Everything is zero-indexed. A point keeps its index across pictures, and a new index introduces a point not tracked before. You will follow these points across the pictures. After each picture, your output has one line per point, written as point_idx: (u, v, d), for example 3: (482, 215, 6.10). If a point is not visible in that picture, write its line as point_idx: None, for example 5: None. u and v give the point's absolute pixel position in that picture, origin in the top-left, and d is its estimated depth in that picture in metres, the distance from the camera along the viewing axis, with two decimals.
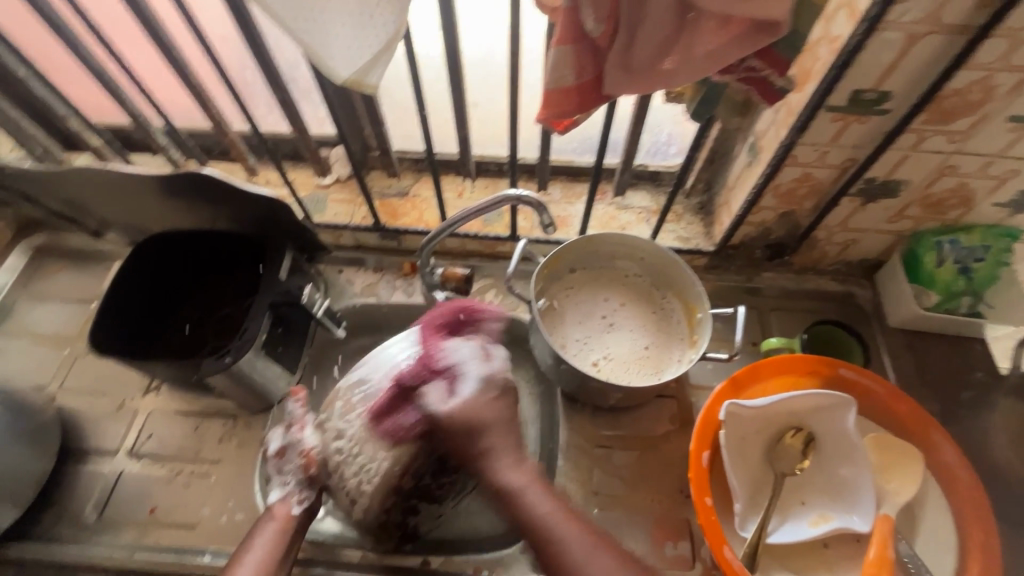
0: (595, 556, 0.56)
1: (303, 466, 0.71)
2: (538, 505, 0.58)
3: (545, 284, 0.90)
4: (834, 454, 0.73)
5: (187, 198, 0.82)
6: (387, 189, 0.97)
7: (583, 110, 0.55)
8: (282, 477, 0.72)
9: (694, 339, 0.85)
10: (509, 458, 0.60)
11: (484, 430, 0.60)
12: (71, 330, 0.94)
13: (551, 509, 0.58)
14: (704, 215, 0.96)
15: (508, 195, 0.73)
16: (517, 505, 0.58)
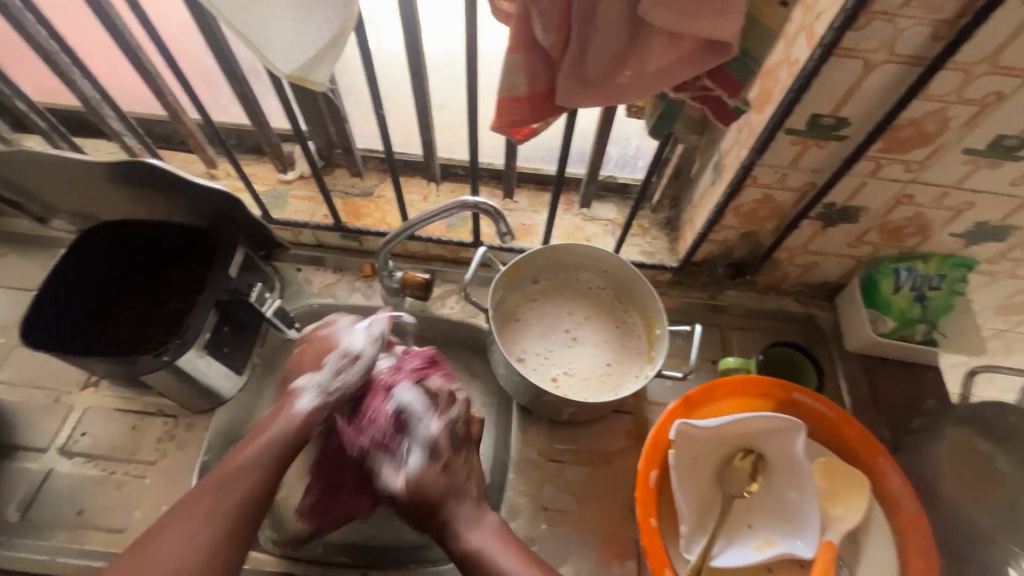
0: None
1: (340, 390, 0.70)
2: (486, 542, 0.65)
3: (507, 294, 0.89)
4: (783, 478, 0.73)
5: (135, 188, 0.79)
6: (350, 188, 0.95)
7: (537, 119, 0.54)
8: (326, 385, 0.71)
9: (653, 354, 0.85)
10: (473, 517, 0.68)
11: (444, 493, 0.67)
12: (9, 319, 0.90)
13: (495, 544, 0.65)
14: (670, 231, 0.95)
15: (465, 202, 0.71)
16: (461, 545, 0.66)
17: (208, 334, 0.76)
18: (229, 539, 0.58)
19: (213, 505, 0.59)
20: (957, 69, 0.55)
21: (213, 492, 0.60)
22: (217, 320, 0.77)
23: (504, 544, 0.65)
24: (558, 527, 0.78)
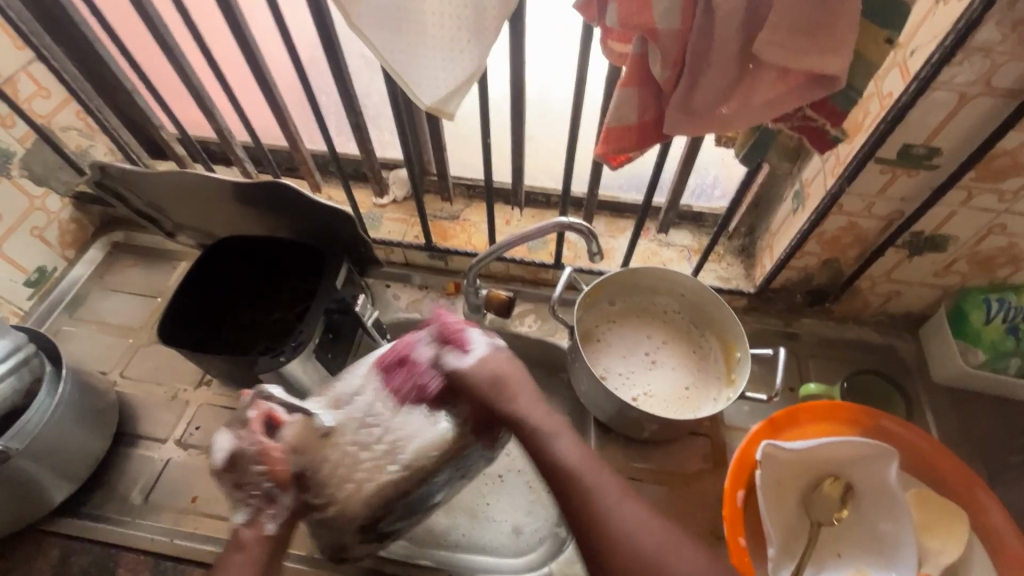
0: (626, 500, 0.57)
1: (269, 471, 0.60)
2: (566, 450, 0.60)
3: (587, 314, 0.92)
4: (873, 507, 0.72)
5: (259, 207, 0.89)
6: (439, 212, 1.03)
7: (642, 146, 0.59)
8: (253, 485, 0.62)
9: (731, 378, 0.86)
10: (531, 401, 0.64)
11: (508, 385, 0.65)
12: (137, 321, 1.00)
13: (574, 452, 0.60)
14: (745, 258, 0.97)
15: (558, 223, 0.76)
16: (538, 445, 0.61)
17: (316, 342, 0.82)
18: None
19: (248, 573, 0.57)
20: None
21: (246, 559, 0.58)
22: (323, 329, 0.83)
23: (584, 452, 0.60)
24: None
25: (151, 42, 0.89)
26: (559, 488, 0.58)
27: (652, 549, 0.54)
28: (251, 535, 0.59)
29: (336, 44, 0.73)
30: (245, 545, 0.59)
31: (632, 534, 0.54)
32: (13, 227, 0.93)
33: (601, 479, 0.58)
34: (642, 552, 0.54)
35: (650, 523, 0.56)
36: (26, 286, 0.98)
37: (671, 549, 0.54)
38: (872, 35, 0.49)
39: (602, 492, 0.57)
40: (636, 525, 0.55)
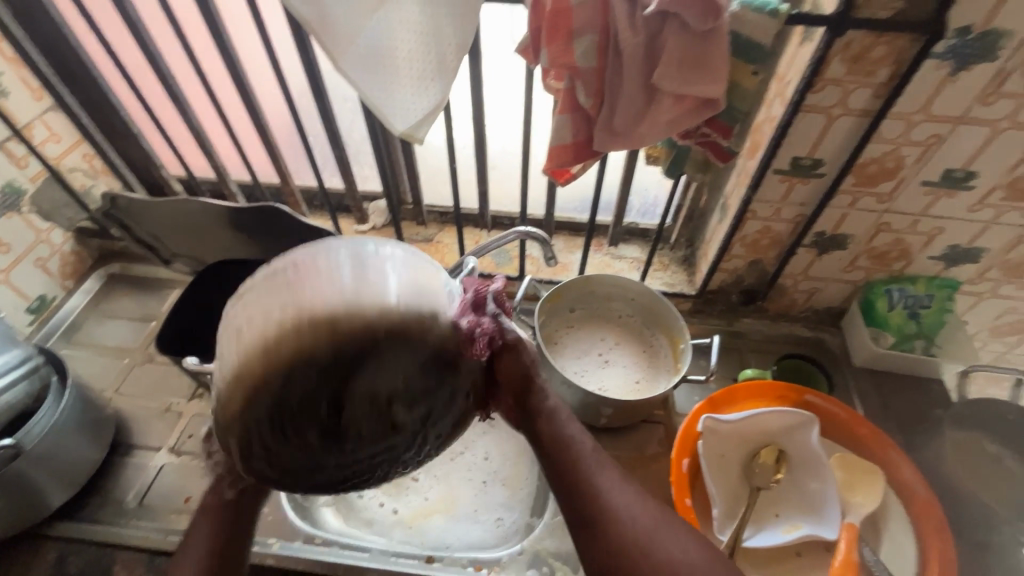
0: (665, 535, 0.50)
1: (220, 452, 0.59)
2: (575, 434, 0.53)
3: (547, 320, 1.03)
4: (803, 470, 0.81)
5: (251, 232, 0.99)
6: (415, 235, 1.15)
7: (580, 161, 0.72)
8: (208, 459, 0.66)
9: (677, 367, 0.96)
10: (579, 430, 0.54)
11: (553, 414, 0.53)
12: (133, 343, 1.07)
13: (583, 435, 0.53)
14: (687, 266, 1.10)
15: (519, 231, 0.88)
16: (551, 427, 0.53)
17: None
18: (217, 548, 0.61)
19: (210, 537, 0.61)
20: (898, 118, 0.72)
21: (207, 523, 0.61)
22: None
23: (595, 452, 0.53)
24: None
25: (159, 93, 1.02)
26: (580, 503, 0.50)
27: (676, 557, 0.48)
28: (207, 501, 0.62)
29: (323, 89, 0.87)
30: (205, 508, 0.62)
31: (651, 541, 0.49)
32: (20, 257, 1.00)
33: (614, 485, 0.52)
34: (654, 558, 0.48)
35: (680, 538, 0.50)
36: (27, 313, 1.04)
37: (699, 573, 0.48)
38: (742, 69, 0.64)
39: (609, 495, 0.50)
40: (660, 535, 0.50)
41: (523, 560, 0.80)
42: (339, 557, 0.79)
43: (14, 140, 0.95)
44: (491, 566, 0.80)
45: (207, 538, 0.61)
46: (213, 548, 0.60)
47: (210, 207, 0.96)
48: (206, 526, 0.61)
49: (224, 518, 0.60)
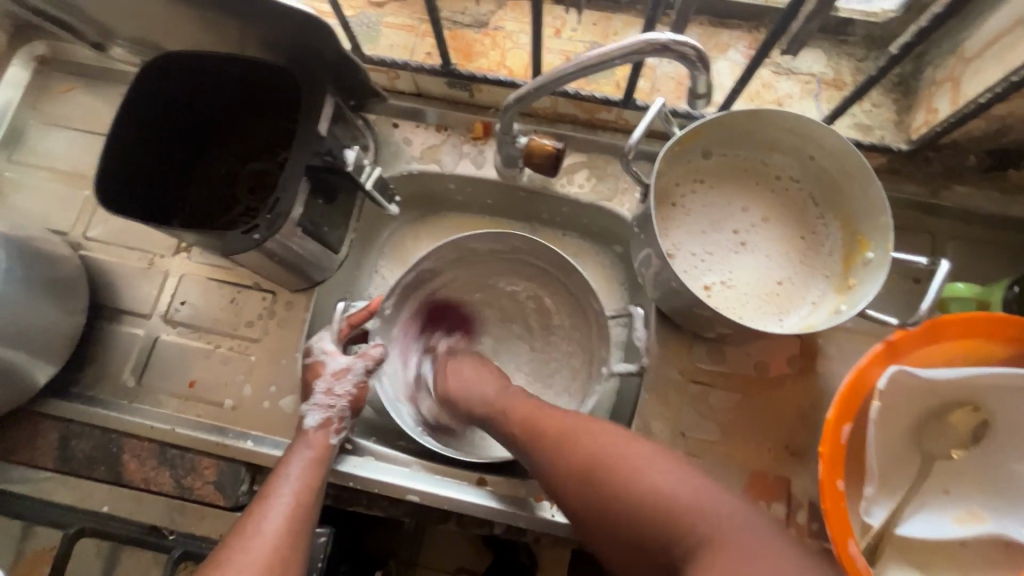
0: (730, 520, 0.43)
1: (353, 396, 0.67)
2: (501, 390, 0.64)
3: (670, 166, 0.68)
4: (1012, 447, 0.57)
5: (201, 8, 0.61)
6: (460, 15, 0.73)
7: None
8: (325, 399, 0.65)
9: (847, 284, 0.65)
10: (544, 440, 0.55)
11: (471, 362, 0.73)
12: (90, 167, 0.80)
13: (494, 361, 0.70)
14: (899, 96, 0.68)
15: (650, 41, 0.49)
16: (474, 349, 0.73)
17: (298, 212, 0.62)
18: (314, 495, 0.60)
19: (313, 471, 0.61)
20: None
21: (314, 458, 0.62)
22: (308, 193, 0.63)
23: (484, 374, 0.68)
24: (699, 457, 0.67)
25: None
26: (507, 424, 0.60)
27: (659, 486, 0.46)
28: (315, 438, 0.64)
29: None
30: (314, 445, 0.63)
31: (613, 455, 0.50)
32: None
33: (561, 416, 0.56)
34: (641, 486, 0.47)
35: (673, 471, 0.47)
36: None
37: (669, 471, 0.47)
38: None
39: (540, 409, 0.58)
40: (648, 462, 0.48)
41: None
42: (374, 474, 0.66)
43: None
44: (554, 498, 0.66)
45: (309, 475, 0.61)
46: (316, 480, 0.61)
47: None
48: (306, 459, 0.62)
49: (328, 458, 0.63)
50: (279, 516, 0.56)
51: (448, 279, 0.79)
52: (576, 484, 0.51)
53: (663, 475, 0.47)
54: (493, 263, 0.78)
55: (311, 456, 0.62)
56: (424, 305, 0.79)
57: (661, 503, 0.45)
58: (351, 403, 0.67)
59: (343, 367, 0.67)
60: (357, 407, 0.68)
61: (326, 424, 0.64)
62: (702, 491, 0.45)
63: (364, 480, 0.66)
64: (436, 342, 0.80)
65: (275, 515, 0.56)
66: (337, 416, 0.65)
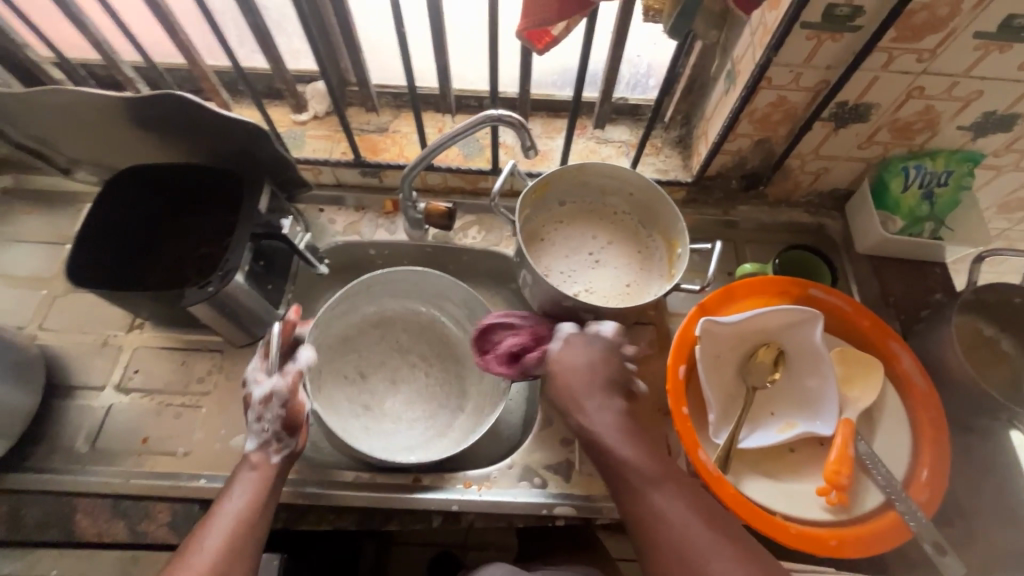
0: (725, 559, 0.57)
1: (283, 417, 0.70)
2: (608, 413, 0.67)
3: (534, 212, 0.93)
4: (802, 367, 0.77)
5: (161, 129, 0.81)
6: (365, 125, 0.97)
7: (564, 17, 0.56)
8: (259, 426, 0.70)
9: (672, 274, 0.88)
10: (642, 448, 0.65)
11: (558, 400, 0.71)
12: (50, 271, 0.92)
13: (614, 419, 0.67)
14: (682, 149, 0.97)
15: (488, 116, 0.74)
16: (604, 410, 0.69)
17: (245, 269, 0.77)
18: (254, 516, 0.64)
19: (254, 492, 0.66)
20: None
21: (259, 477, 0.67)
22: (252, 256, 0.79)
23: (616, 413, 0.67)
24: None
25: None
26: (598, 445, 0.66)
27: (687, 533, 0.59)
28: (259, 457, 0.69)
29: None
30: (256, 464, 0.69)
31: (691, 535, 0.59)
32: None
33: (629, 445, 0.65)
34: (669, 530, 0.59)
35: (717, 527, 0.59)
36: None
37: (705, 527, 0.59)
38: None
39: (625, 451, 0.64)
40: (682, 517, 0.60)
41: (514, 473, 0.78)
42: (324, 488, 0.75)
43: None
44: (481, 483, 0.77)
45: (250, 495, 0.66)
46: (256, 500, 0.65)
47: (94, 98, 0.76)
48: (251, 481, 0.67)
49: (274, 478, 0.68)
50: (218, 535, 0.61)
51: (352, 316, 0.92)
52: (637, 526, 0.62)
53: (704, 530, 0.59)
54: (381, 300, 0.94)
55: (253, 479, 0.67)
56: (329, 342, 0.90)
57: (685, 557, 0.58)
58: (285, 423, 0.70)
59: (268, 393, 0.70)
60: (294, 426, 0.71)
61: (263, 446, 0.70)
62: (720, 563, 0.57)
63: (311, 494, 0.74)
64: (337, 377, 0.90)
65: (214, 535, 0.61)
66: (274, 442, 0.70)
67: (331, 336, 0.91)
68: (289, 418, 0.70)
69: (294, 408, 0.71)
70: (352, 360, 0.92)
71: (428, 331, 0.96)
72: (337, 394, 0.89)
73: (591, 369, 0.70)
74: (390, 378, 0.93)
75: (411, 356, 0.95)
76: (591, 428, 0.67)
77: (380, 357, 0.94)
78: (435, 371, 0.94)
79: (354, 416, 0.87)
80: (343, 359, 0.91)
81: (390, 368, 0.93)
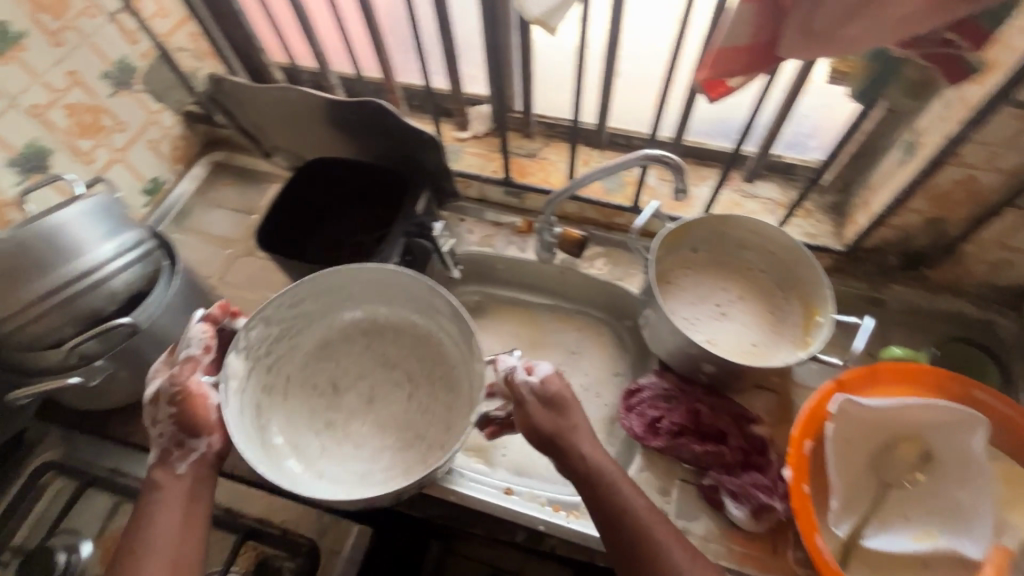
0: None
1: (176, 418, 0.69)
2: (587, 447, 0.67)
3: (666, 253, 0.92)
4: (955, 475, 0.68)
5: (353, 130, 0.93)
6: (518, 149, 1.04)
7: (749, 72, 0.57)
8: (152, 422, 0.70)
9: (806, 341, 0.83)
10: (629, 484, 0.65)
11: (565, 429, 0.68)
12: (236, 235, 1.09)
13: (598, 453, 0.67)
14: (836, 216, 0.93)
15: (645, 155, 0.76)
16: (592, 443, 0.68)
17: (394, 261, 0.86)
18: (183, 532, 0.64)
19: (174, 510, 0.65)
20: None
21: (169, 496, 0.66)
22: (401, 250, 0.87)
23: (605, 455, 0.67)
24: (692, 485, 0.79)
25: None
26: (591, 483, 0.65)
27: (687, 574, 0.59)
28: (163, 477, 0.67)
29: None
30: (158, 484, 0.67)
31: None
32: (136, 137, 1.00)
33: (626, 486, 0.65)
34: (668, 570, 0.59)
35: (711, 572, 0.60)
36: (144, 194, 1.06)
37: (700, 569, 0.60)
38: None
39: (626, 492, 0.64)
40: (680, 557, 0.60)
41: None
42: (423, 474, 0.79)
43: (124, 12, 0.92)
44: (571, 510, 0.77)
45: (174, 519, 0.64)
46: (179, 519, 0.64)
47: (311, 96, 0.90)
48: (161, 501, 0.65)
49: (187, 488, 0.67)
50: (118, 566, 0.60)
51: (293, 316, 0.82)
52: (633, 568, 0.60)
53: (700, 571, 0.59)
54: (370, 302, 0.87)
55: (162, 503, 0.65)
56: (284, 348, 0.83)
57: None
58: (182, 428, 0.69)
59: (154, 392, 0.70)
60: (193, 429, 0.70)
61: (161, 457, 0.69)
62: None
63: None
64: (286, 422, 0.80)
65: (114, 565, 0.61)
66: (190, 456, 0.69)
67: (308, 343, 0.86)
68: (184, 421, 0.69)
69: (192, 404, 0.70)
70: (327, 371, 0.85)
71: (422, 344, 0.87)
72: (306, 427, 0.81)
73: (580, 404, 0.70)
74: (368, 397, 0.84)
75: (404, 377, 0.86)
76: (579, 461, 0.66)
77: (363, 369, 0.86)
78: (421, 398, 0.84)
79: (311, 435, 0.80)
80: (320, 367, 0.85)
81: (371, 381, 0.85)
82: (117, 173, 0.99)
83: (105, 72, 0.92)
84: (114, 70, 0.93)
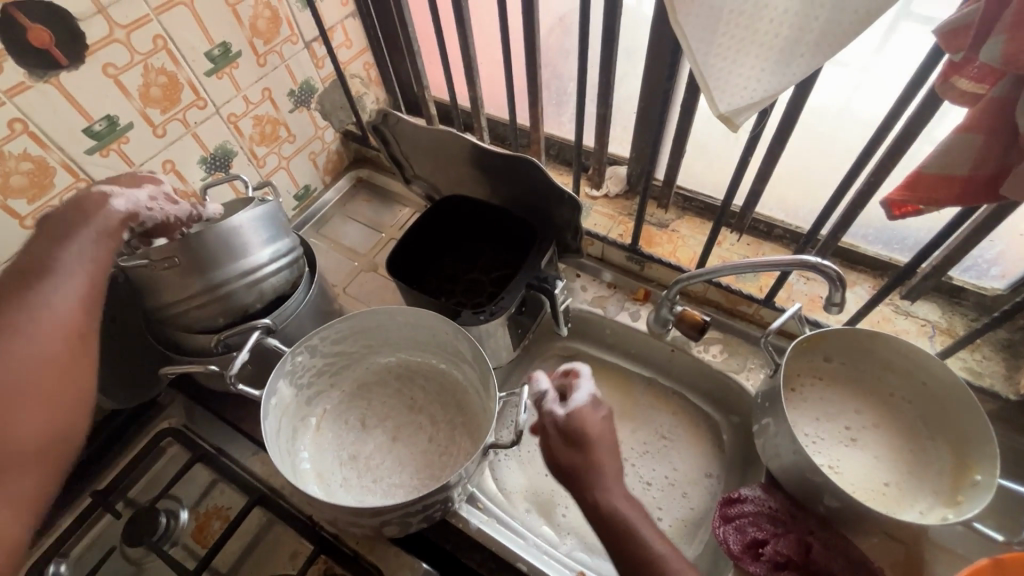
0: None
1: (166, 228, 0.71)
2: (611, 485, 0.62)
3: (796, 358, 0.85)
4: None
5: (494, 176, 0.97)
6: (650, 216, 1.03)
7: (957, 202, 0.51)
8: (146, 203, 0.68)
9: (956, 499, 0.72)
10: (650, 524, 0.61)
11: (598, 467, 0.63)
12: (364, 250, 1.16)
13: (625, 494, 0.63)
14: (1008, 356, 0.81)
15: (801, 260, 0.69)
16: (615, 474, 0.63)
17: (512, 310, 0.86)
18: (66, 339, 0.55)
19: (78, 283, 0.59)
20: None
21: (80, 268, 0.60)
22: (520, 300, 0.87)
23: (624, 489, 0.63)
24: None
25: (447, 19, 1.02)
26: (611, 527, 0.61)
27: None
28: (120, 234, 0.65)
29: (616, 38, 0.78)
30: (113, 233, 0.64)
31: None
32: (300, 148, 1.11)
33: (647, 528, 0.60)
34: None
35: None
36: (295, 198, 1.16)
37: None
38: None
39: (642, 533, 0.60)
40: None
41: None
42: (495, 532, 0.78)
43: (319, 42, 1.02)
44: None
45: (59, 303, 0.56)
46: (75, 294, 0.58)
47: (462, 140, 0.93)
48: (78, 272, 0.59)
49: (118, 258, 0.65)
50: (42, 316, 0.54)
51: (342, 351, 0.91)
52: None
53: None
54: (403, 351, 0.96)
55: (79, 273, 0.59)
56: (332, 380, 0.94)
57: None
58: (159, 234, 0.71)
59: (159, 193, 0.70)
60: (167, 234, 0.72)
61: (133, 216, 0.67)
62: None
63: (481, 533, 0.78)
64: (321, 447, 0.89)
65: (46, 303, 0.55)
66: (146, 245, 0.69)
67: (350, 382, 0.96)
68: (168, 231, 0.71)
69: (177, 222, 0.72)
70: (361, 408, 0.94)
71: (447, 391, 0.94)
72: (330, 451, 0.89)
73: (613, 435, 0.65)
74: (391, 434, 0.90)
75: (422, 420, 0.91)
76: (598, 503, 0.62)
77: (389, 410, 0.93)
78: (441, 440, 0.88)
79: (336, 465, 0.87)
80: (355, 405, 0.94)
81: (394, 424, 0.91)
82: (279, 178, 1.10)
83: (292, 91, 1.03)
84: (299, 89, 1.04)
